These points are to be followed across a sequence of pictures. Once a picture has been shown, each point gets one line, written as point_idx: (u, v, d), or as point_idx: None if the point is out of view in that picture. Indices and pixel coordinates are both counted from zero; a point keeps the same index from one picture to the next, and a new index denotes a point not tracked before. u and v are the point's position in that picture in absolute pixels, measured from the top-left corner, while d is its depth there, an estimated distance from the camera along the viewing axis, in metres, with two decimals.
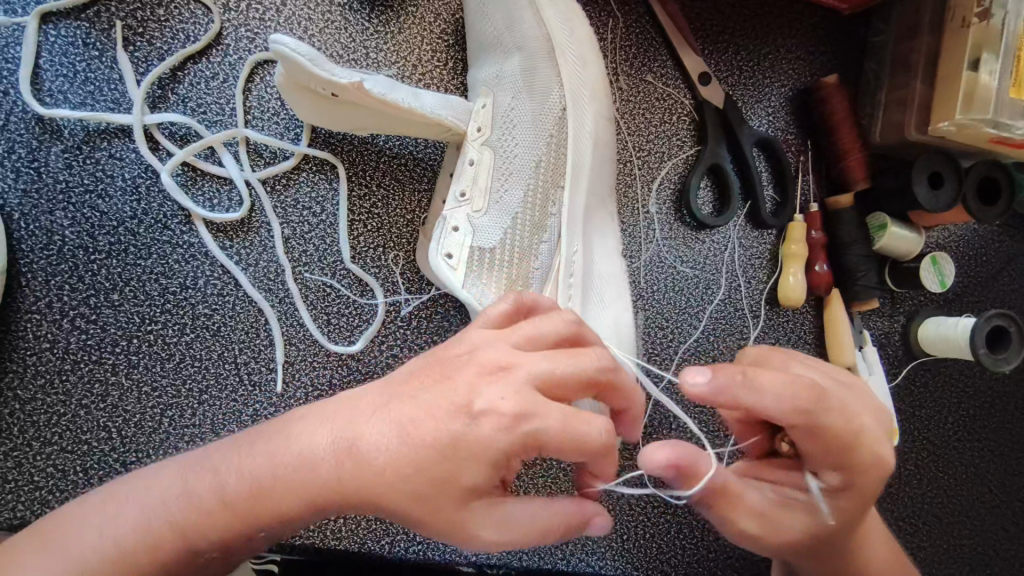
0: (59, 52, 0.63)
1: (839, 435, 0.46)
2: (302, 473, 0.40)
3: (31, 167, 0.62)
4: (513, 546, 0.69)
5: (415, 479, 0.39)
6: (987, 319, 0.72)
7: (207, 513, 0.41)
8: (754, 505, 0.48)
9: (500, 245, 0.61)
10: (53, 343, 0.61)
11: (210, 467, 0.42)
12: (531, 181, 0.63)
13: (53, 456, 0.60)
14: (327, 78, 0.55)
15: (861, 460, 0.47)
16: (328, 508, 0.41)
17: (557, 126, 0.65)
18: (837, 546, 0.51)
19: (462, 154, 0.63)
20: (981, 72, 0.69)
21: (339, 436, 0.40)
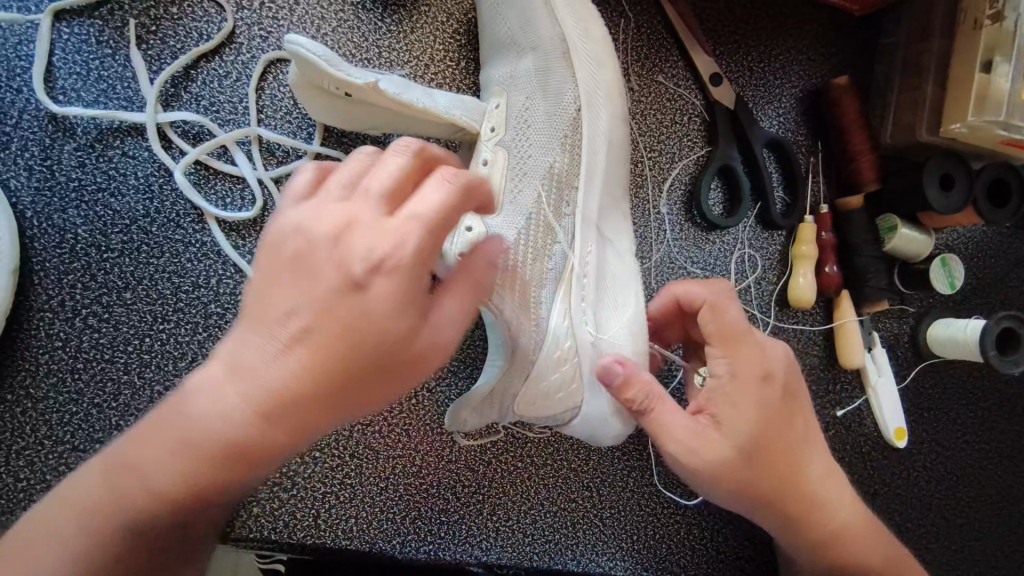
0: (72, 50, 0.63)
1: (731, 332, 0.54)
2: (212, 432, 0.39)
3: (44, 165, 0.62)
4: (523, 545, 0.70)
5: (327, 379, 0.39)
6: (999, 320, 0.73)
7: (142, 500, 0.40)
8: (677, 422, 0.53)
9: (513, 245, 0.60)
10: (65, 342, 0.61)
11: (122, 459, 0.41)
12: (545, 181, 0.63)
13: (66, 455, 0.60)
14: (347, 78, 0.55)
15: (749, 353, 0.53)
16: (265, 460, 0.41)
17: (571, 126, 0.64)
18: (774, 462, 0.54)
19: (477, 156, 0.64)
20: (994, 74, 0.69)
21: (248, 389, 0.39)
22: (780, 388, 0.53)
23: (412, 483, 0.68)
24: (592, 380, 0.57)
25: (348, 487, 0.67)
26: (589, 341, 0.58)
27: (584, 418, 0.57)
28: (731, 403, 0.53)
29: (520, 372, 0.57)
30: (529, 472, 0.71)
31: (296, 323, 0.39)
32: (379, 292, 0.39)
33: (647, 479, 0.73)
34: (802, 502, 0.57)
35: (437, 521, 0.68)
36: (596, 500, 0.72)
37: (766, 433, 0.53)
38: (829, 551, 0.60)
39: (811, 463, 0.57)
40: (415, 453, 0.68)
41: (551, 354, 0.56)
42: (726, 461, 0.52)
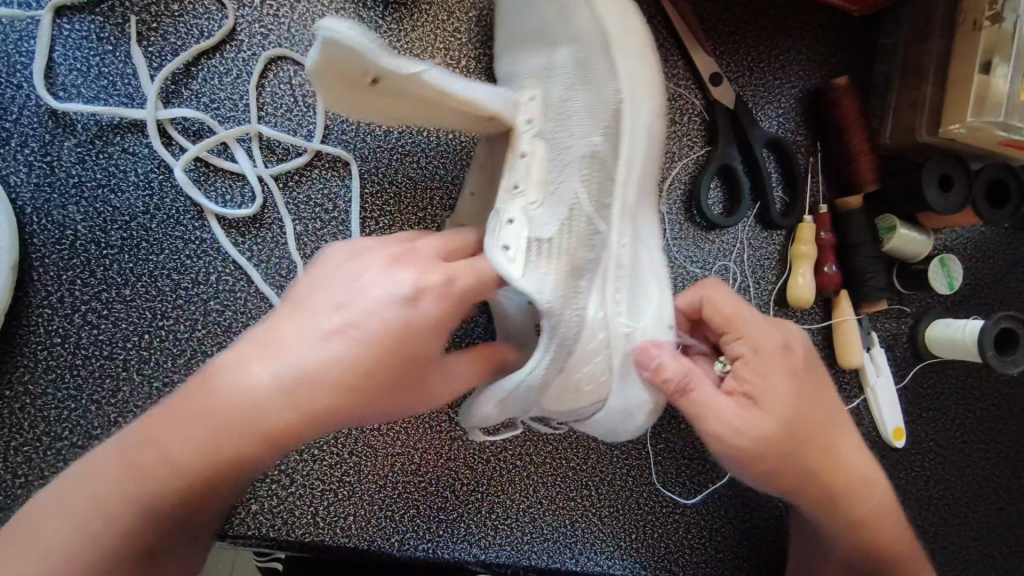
0: (73, 47, 0.63)
1: (745, 315, 0.58)
2: (236, 407, 0.42)
3: (44, 161, 0.62)
4: (522, 544, 0.70)
5: (357, 371, 0.44)
6: (997, 321, 0.73)
7: (162, 474, 0.42)
8: (721, 404, 0.55)
9: (558, 236, 0.54)
10: (64, 338, 0.61)
11: (142, 431, 0.43)
12: (585, 172, 0.56)
13: (64, 451, 0.60)
14: (402, 67, 0.48)
15: (766, 331, 0.58)
16: (279, 443, 0.43)
17: (613, 116, 0.57)
18: (811, 430, 0.58)
19: (512, 148, 0.58)
20: (994, 75, 0.69)
21: (280, 371, 0.42)
22: (801, 356, 0.58)
23: (411, 481, 0.68)
24: (622, 371, 0.53)
25: (347, 484, 0.67)
26: (624, 334, 0.53)
27: (607, 412, 0.54)
28: (766, 376, 0.56)
29: (558, 367, 0.51)
30: (528, 470, 0.71)
31: (338, 319, 0.44)
32: (424, 312, 0.46)
33: (647, 478, 0.74)
34: (841, 475, 0.60)
35: (436, 518, 0.68)
36: (595, 499, 0.72)
37: (804, 402, 0.57)
38: (871, 525, 0.63)
39: (844, 435, 0.61)
40: (414, 451, 0.68)
41: (587, 343, 0.52)
42: (774, 433, 0.56)
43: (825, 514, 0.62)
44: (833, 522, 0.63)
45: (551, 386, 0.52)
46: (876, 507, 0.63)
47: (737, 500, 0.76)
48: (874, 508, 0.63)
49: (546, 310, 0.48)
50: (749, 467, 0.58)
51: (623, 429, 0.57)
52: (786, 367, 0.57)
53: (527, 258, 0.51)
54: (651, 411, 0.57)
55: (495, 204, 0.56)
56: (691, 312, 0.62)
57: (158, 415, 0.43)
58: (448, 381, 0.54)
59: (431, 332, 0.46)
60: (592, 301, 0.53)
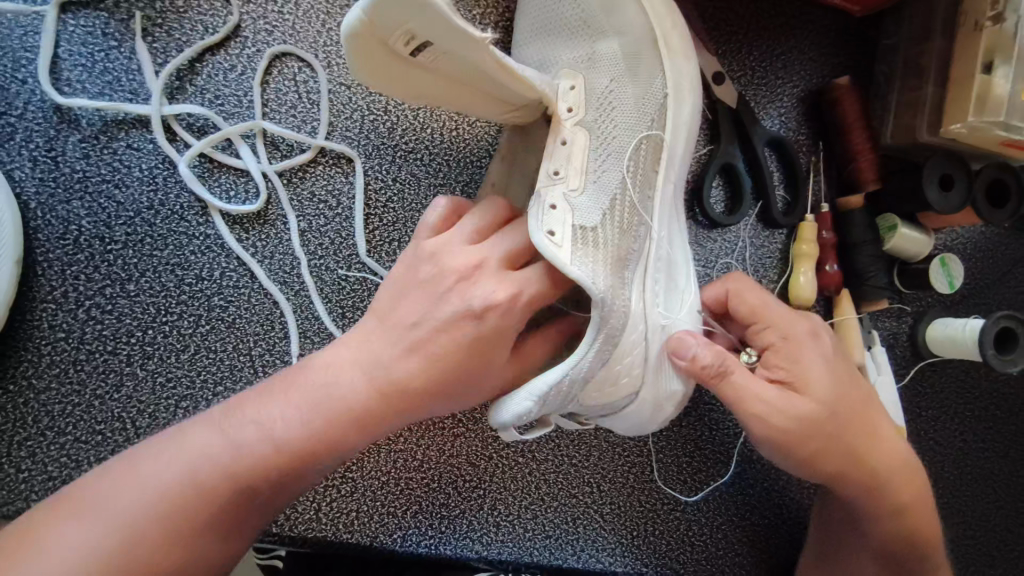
0: (78, 42, 0.63)
1: (770, 306, 0.60)
2: (332, 398, 0.50)
3: (49, 157, 0.62)
4: (524, 540, 0.70)
5: (435, 379, 0.51)
6: (996, 320, 0.73)
7: (256, 454, 0.48)
8: (764, 391, 0.56)
9: (602, 224, 0.55)
10: (68, 333, 0.61)
11: (241, 413, 0.50)
12: (630, 161, 0.59)
13: (67, 447, 0.60)
14: (461, 28, 0.45)
15: (790, 320, 0.60)
16: (358, 436, 0.51)
17: (659, 110, 0.61)
18: (847, 413, 0.59)
19: (555, 134, 0.57)
20: (995, 76, 0.70)
21: (372, 372, 0.50)
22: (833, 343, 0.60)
23: (414, 477, 0.68)
24: (656, 362, 0.55)
25: (350, 480, 0.67)
26: (659, 325, 0.56)
27: (640, 403, 0.55)
28: (798, 361, 0.58)
29: (602, 360, 0.51)
30: (530, 467, 0.71)
31: (421, 333, 0.51)
32: (490, 325, 0.51)
33: (648, 475, 0.74)
34: (882, 460, 0.61)
35: (439, 514, 0.68)
36: (597, 496, 0.72)
37: (841, 386, 0.59)
38: (912, 511, 0.63)
39: (880, 418, 0.62)
40: (417, 447, 0.69)
41: (631, 334, 0.53)
42: (815, 416, 0.57)
43: (870, 502, 0.63)
44: (879, 512, 0.63)
45: (593, 380, 0.52)
46: (916, 488, 0.63)
47: (738, 498, 0.76)
48: (914, 490, 0.63)
49: (598, 299, 0.49)
50: (794, 453, 0.59)
51: (648, 423, 0.59)
52: (817, 352, 0.59)
53: (574, 242, 0.52)
54: (677, 403, 0.58)
55: (537, 187, 0.55)
56: (718, 308, 0.64)
57: (254, 401, 0.50)
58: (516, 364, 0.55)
59: (496, 331, 0.51)
60: (634, 293, 0.56)
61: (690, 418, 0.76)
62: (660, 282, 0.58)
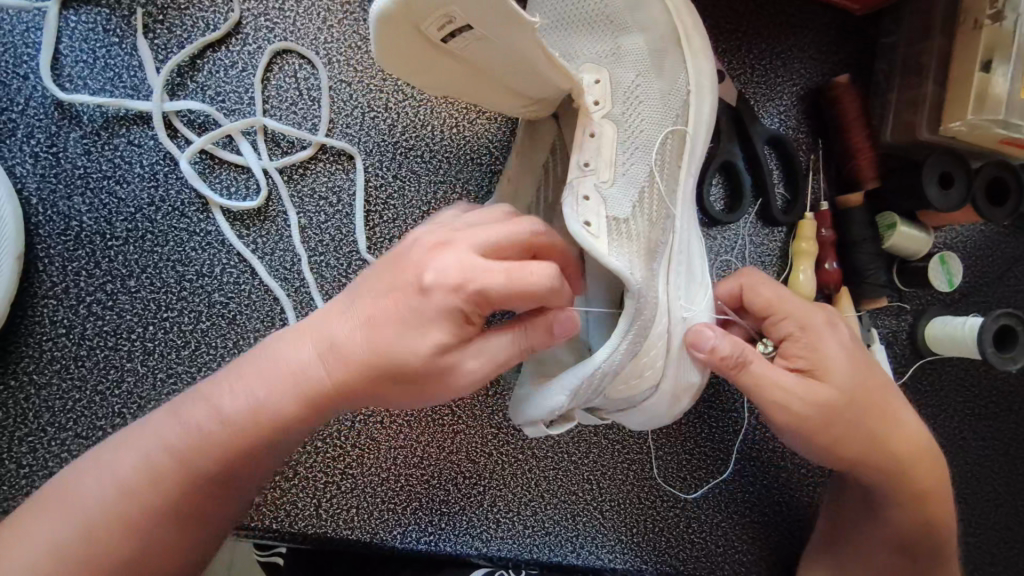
0: (79, 38, 0.63)
1: (785, 295, 0.60)
2: (282, 373, 0.47)
3: (50, 153, 0.62)
4: (524, 537, 0.70)
5: (378, 355, 0.46)
6: (995, 318, 0.74)
7: (208, 433, 0.47)
8: (782, 379, 0.56)
9: (632, 216, 0.56)
10: (68, 329, 0.61)
11: (195, 395, 0.48)
12: (659, 156, 0.59)
13: (67, 442, 0.60)
14: (512, 12, 0.45)
15: (805, 309, 0.60)
16: (313, 408, 0.47)
17: (684, 106, 0.61)
18: (865, 399, 0.59)
19: (582, 126, 0.58)
20: (994, 74, 0.70)
21: (321, 343, 0.47)
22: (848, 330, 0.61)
23: (414, 474, 0.68)
24: (678, 353, 0.55)
25: (349, 477, 0.67)
26: (681, 317, 0.56)
27: (660, 396, 0.55)
28: (816, 348, 0.58)
29: (633, 352, 0.50)
30: (529, 463, 0.71)
31: (367, 307, 0.46)
32: (436, 302, 0.45)
33: (647, 473, 0.74)
34: (900, 444, 0.61)
35: (438, 511, 0.68)
36: (597, 493, 0.72)
37: (859, 371, 0.59)
38: (929, 494, 0.64)
39: (898, 403, 0.62)
40: (416, 444, 0.69)
41: (657, 326, 0.53)
42: (833, 403, 0.57)
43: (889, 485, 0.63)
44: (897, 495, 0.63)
45: (622, 371, 0.51)
46: (936, 471, 0.64)
47: (737, 495, 0.76)
48: (935, 472, 0.64)
49: (635, 290, 0.49)
50: (812, 440, 0.59)
51: (664, 417, 0.58)
52: (834, 339, 0.59)
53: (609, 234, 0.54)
54: (693, 395, 0.58)
55: (568, 179, 0.56)
56: (731, 302, 0.63)
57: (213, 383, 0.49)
58: (478, 359, 0.47)
59: (448, 307, 0.45)
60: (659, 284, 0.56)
61: (689, 416, 0.76)
62: (682, 274, 0.59)
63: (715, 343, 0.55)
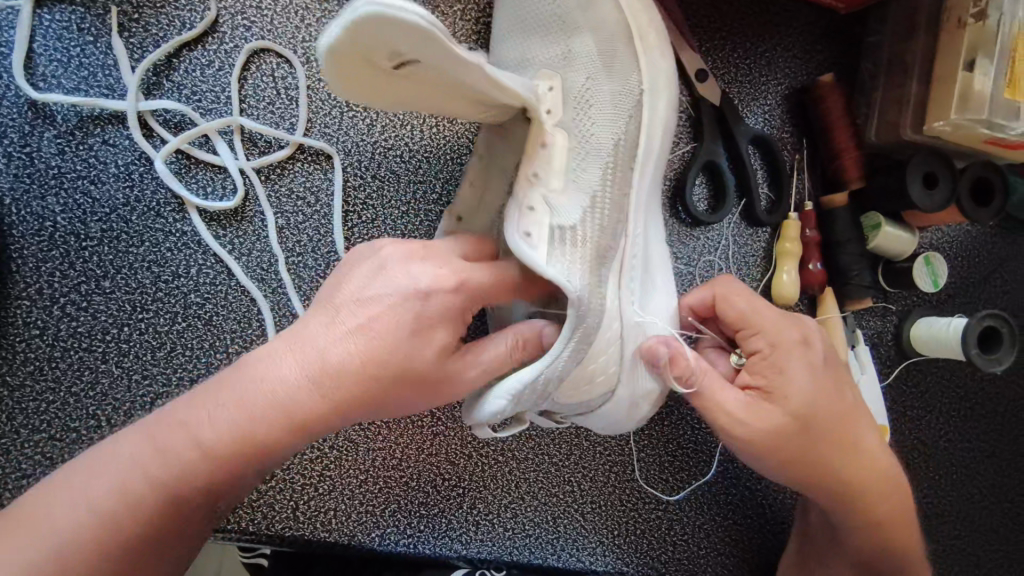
0: (54, 37, 0.62)
1: (758, 310, 0.58)
2: (268, 392, 0.45)
3: (23, 153, 0.61)
4: (504, 539, 0.70)
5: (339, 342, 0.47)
6: (979, 319, 0.73)
7: (191, 456, 0.45)
8: (731, 403, 0.56)
9: (581, 224, 0.55)
10: (43, 330, 0.61)
11: (176, 416, 0.46)
12: (609, 163, 0.59)
13: (41, 444, 0.60)
14: (446, 46, 0.44)
15: (777, 327, 0.58)
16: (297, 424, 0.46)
17: (636, 107, 0.61)
18: (826, 424, 0.58)
19: (535, 136, 0.56)
20: (976, 73, 0.70)
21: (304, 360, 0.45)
22: (821, 350, 0.59)
23: (393, 476, 0.68)
24: (630, 360, 0.55)
25: (328, 479, 0.66)
26: (635, 324, 0.56)
27: (615, 402, 0.56)
28: (780, 372, 0.57)
29: (578, 359, 0.50)
30: (510, 465, 0.71)
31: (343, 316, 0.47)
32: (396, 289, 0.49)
33: (629, 474, 0.74)
34: (851, 468, 0.60)
35: (418, 513, 0.68)
36: (578, 496, 0.72)
37: (822, 396, 0.57)
38: (885, 521, 0.63)
39: (857, 428, 0.61)
40: (395, 446, 0.68)
41: (607, 333, 0.53)
42: (786, 428, 0.56)
43: (839, 507, 0.62)
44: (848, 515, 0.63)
45: (567, 378, 0.51)
46: (897, 498, 0.63)
47: (720, 497, 0.76)
48: (896, 499, 0.63)
49: (574, 298, 0.48)
50: (761, 460, 0.59)
51: (626, 421, 0.59)
52: (801, 364, 0.57)
53: (552, 245, 0.53)
54: (653, 400, 0.59)
55: (515, 190, 0.55)
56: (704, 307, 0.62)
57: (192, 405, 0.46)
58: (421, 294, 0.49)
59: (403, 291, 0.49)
60: (609, 290, 0.55)
61: (673, 417, 0.75)
62: (636, 279, 0.58)
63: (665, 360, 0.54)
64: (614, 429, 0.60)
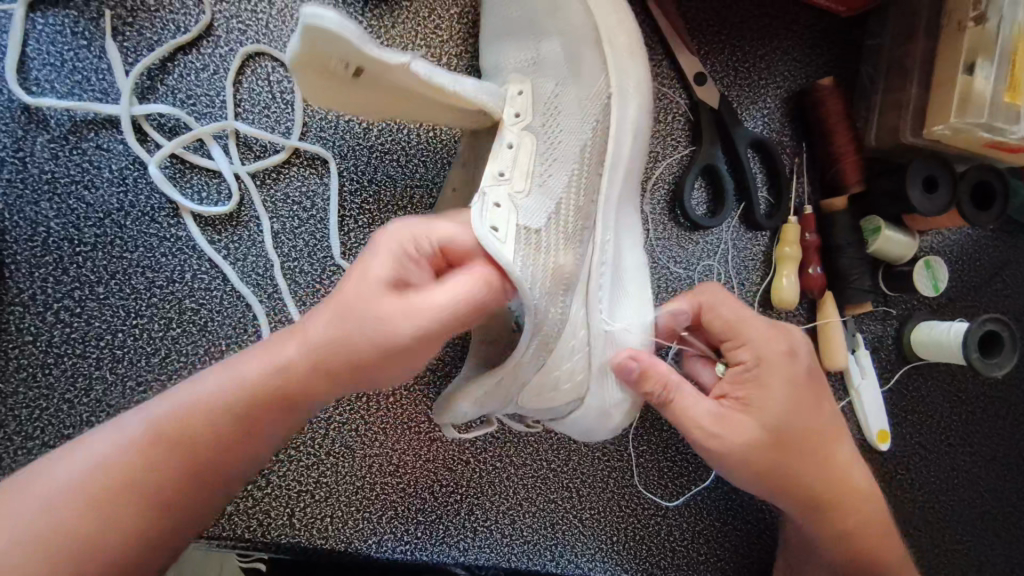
0: (47, 41, 0.62)
1: (743, 320, 0.58)
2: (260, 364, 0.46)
3: (16, 157, 0.61)
4: (502, 546, 0.69)
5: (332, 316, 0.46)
6: (981, 324, 0.73)
7: (184, 426, 0.45)
8: (699, 413, 0.56)
9: (546, 228, 0.55)
10: (36, 336, 0.60)
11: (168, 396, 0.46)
12: (576, 167, 0.58)
13: (35, 451, 0.59)
14: (377, 56, 0.47)
15: (762, 337, 0.58)
16: (288, 395, 0.46)
17: (602, 111, 0.61)
18: (802, 436, 0.57)
19: (500, 136, 0.58)
20: (977, 76, 0.69)
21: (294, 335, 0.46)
22: (806, 363, 0.58)
23: (389, 482, 0.67)
24: (600, 369, 0.55)
25: (324, 485, 0.66)
26: (603, 333, 0.55)
27: (585, 410, 0.56)
28: (761, 384, 0.56)
29: (536, 364, 0.52)
30: (508, 472, 0.70)
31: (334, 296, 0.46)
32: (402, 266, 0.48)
33: (628, 480, 0.73)
34: (828, 483, 0.60)
35: (414, 520, 0.67)
36: (576, 502, 0.71)
37: (801, 407, 0.57)
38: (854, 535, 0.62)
39: (835, 443, 0.60)
40: (392, 452, 0.68)
41: (569, 342, 0.53)
42: (759, 440, 0.56)
43: (813, 522, 0.61)
44: (823, 530, 0.62)
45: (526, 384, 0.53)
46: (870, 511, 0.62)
47: (720, 502, 0.76)
48: (869, 511, 0.62)
49: (531, 308, 0.49)
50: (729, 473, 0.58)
51: (605, 431, 0.59)
52: (782, 376, 0.57)
53: (517, 241, 0.52)
54: (627, 412, 0.58)
55: (481, 186, 0.55)
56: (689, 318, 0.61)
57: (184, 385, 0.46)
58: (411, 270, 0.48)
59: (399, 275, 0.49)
60: (575, 299, 0.55)
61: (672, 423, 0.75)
62: (604, 288, 0.57)
63: (633, 371, 0.55)
64: (590, 437, 0.60)
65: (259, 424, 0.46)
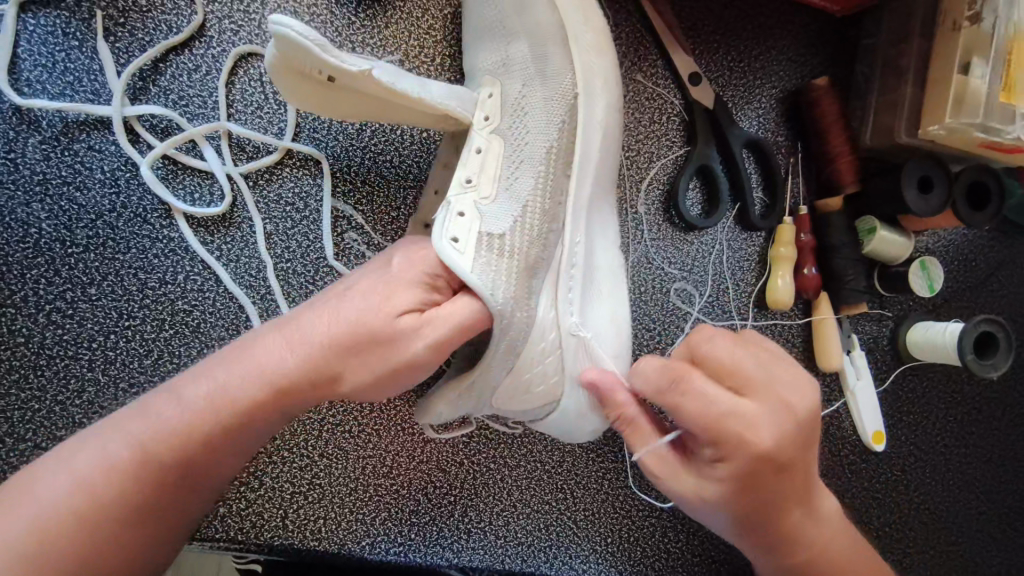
0: (38, 42, 0.61)
1: (716, 414, 0.48)
2: (252, 373, 0.48)
3: (7, 158, 0.61)
4: (496, 548, 0.69)
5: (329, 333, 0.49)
6: (975, 325, 0.73)
7: (174, 433, 0.46)
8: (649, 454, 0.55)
9: (511, 232, 0.54)
10: (28, 338, 0.60)
11: (160, 400, 0.47)
12: (541, 170, 0.58)
13: (28, 453, 0.59)
14: (337, 65, 0.48)
15: (729, 436, 0.48)
16: (280, 403, 0.49)
17: (568, 110, 0.60)
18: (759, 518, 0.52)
19: (467, 144, 0.58)
20: (972, 76, 0.69)
21: (289, 346, 0.49)
22: (778, 466, 0.49)
23: (383, 484, 0.67)
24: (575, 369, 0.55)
25: (317, 487, 0.65)
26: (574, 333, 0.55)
27: (565, 410, 0.56)
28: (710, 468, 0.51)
29: (505, 367, 0.52)
30: (502, 473, 0.70)
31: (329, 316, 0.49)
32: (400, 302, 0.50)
33: (623, 481, 0.73)
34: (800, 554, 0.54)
35: (408, 521, 0.67)
36: (570, 503, 0.71)
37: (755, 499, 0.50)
38: None
39: (806, 522, 0.53)
40: (385, 453, 0.67)
41: (538, 344, 0.53)
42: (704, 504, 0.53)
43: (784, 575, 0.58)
44: None
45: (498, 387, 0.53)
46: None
47: None
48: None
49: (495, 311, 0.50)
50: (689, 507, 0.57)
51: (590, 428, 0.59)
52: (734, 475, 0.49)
53: (480, 248, 0.53)
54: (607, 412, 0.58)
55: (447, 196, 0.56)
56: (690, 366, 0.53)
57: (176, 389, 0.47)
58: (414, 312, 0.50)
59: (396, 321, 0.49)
60: (542, 302, 0.54)
61: None
62: (574, 288, 0.57)
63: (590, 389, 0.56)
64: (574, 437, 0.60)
65: (248, 428, 0.48)
